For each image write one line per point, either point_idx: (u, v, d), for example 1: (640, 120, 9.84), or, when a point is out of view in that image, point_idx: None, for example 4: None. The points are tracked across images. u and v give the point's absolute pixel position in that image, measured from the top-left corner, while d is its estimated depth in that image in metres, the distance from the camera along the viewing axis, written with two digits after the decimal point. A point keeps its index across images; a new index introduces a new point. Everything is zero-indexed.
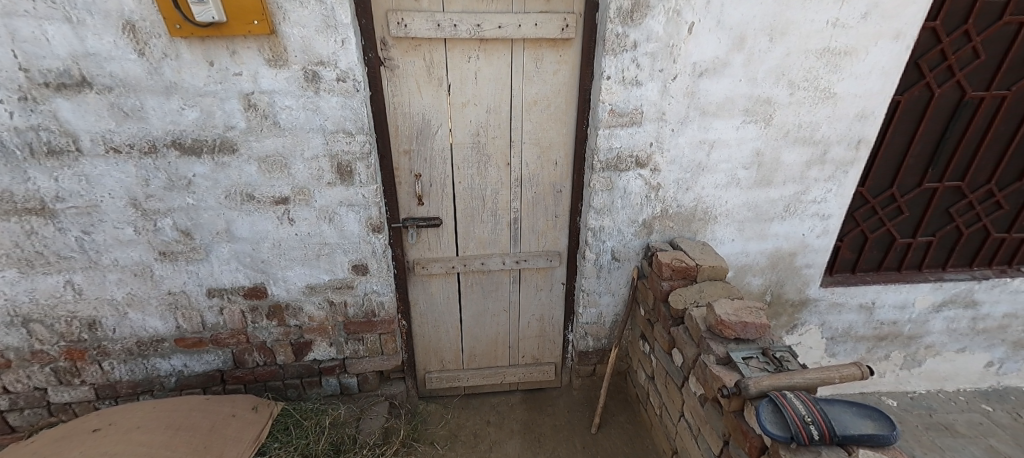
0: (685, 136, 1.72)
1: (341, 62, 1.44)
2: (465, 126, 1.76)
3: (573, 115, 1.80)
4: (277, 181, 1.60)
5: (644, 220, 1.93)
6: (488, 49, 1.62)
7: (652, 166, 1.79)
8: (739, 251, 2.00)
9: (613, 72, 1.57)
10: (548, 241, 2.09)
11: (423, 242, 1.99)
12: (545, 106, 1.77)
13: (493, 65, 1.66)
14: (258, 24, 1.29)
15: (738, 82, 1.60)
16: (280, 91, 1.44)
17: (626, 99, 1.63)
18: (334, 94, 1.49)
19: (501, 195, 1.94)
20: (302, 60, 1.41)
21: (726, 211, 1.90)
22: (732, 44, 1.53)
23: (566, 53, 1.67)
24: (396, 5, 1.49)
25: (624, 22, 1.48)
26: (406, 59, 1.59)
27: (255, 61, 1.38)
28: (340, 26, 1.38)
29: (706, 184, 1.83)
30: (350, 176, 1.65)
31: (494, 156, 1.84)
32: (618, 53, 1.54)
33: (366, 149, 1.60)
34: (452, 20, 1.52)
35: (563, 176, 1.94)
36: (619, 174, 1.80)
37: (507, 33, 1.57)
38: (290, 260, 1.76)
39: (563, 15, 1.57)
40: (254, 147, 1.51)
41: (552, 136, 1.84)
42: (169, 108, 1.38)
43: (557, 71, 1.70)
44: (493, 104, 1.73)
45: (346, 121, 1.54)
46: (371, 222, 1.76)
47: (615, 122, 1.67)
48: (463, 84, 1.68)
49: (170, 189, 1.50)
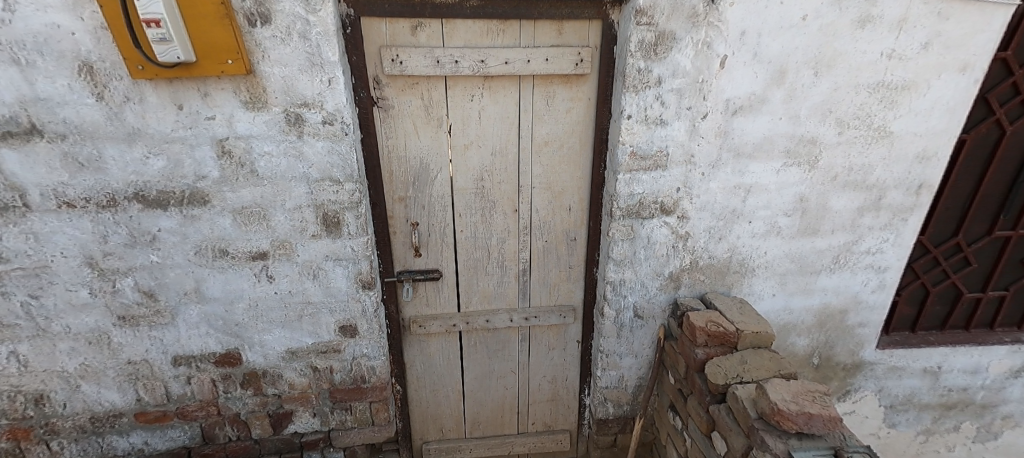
0: (717, 180, 1.51)
1: (327, 103, 1.28)
2: (468, 170, 1.58)
3: (588, 156, 1.62)
4: (254, 234, 1.41)
5: (670, 273, 1.69)
6: (494, 87, 1.46)
7: (679, 213, 1.57)
8: (781, 308, 1.75)
9: (634, 110, 1.39)
10: (560, 294, 1.86)
11: (420, 297, 1.77)
12: (557, 147, 1.59)
13: (499, 103, 1.49)
14: (232, 63, 1.14)
15: (778, 120, 1.41)
16: (258, 136, 1.28)
17: (650, 140, 1.44)
18: (320, 138, 1.32)
19: (508, 244, 1.73)
20: (284, 101, 1.25)
21: (765, 263, 1.66)
22: (770, 77, 1.34)
23: (580, 89, 1.50)
24: (390, 40, 1.34)
25: (647, 55, 1.32)
26: (402, 98, 1.43)
27: (230, 103, 1.22)
28: (326, 65, 1.23)
29: (741, 233, 1.60)
30: (337, 228, 1.46)
31: (500, 202, 1.65)
32: (640, 90, 1.37)
33: (355, 198, 1.42)
34: (453, 56, 1.36)
35: (578, 223, 1.74)
36: (641, 222, 1.59)
37: (515, 69, 1.41)
38: (268, 322, 1.54)
39: (576, 49, 1.41)
40: (228, 199, 1.34)
41: (565, 180, 1.65)
42: (132, 157, 1.21)
43: (570, 109, 1.53)
44: (498, 145, 1.56)
45: (333, 168, 1.37)
46: (361, 278, 1.55)
47: (637, 166, 1.48)
48: (465, 125, 1.51)
49: (133, 245, 1.32)
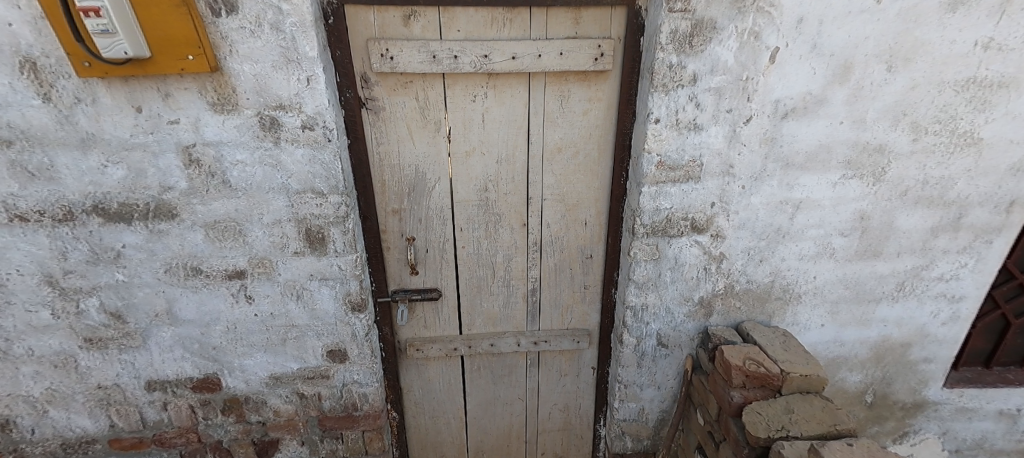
0: (761, 194, 1.29)
1: (307, 106, 1.11)
2: (471, 180, 1.40)
3: (607, 164, 1.42)
4: (229, 251, 1.26)
5: (701, 298, 1.48)
6: (500, 86, 1.27)
7: (713, 231, 1.37)
8: (830, 339, 1.53)
9: (663, 113, 1.19)
10: (573, 316, 1.68)
11: (417, 319, 1.60)
12: (571, 155, 1.39)
13: (506, 105, 1.30)
14: (193, 59, 0.99)
15: (838, 124, 1.18)
16: (229, 142, 1.12)
17: (681, 147, 1.24)
18: (299, 146, 1.16)
19: (515, 262, 1.56)
20: (257, 103, 1.10)
21: (813, 289, 1.44)
22: (832, 73, 1.11)
23: (599, 88, 1.30)
24: (379, 32, 1.16)
25: (680, 48, 1.11)
26: (394, 99, 1.25)
27: (195, 104, 1.07)
28: (304, 60, 1.06)
29: (787, 255, 1.38)
30: (322, 244, 1.30)
31: (507, 215, 1.47)
32: (670, 89, 1.16)
33: (341, 212, 1.26)
34: (452, 50, 1.18)
35: (594, 239, 1.55)
36: (668, 241, 1.40)
37: (524, 65, 1.21)
38: (249, 346, 1.40)
39: (596, 41, 1.20)
40: (199, 211, 1.19)
41: (580, 192, 1.46)
42: (87, 166, 1.07)
43: (587, 110, 1.33)
44: (505, 153, 1.37)
45: (315, 178, 1.21)
46: (350, 299, 1.39)
47: (665, 176, 1.29)
48: (467, 130, 1.32)
49: (95, 263, 1.19)
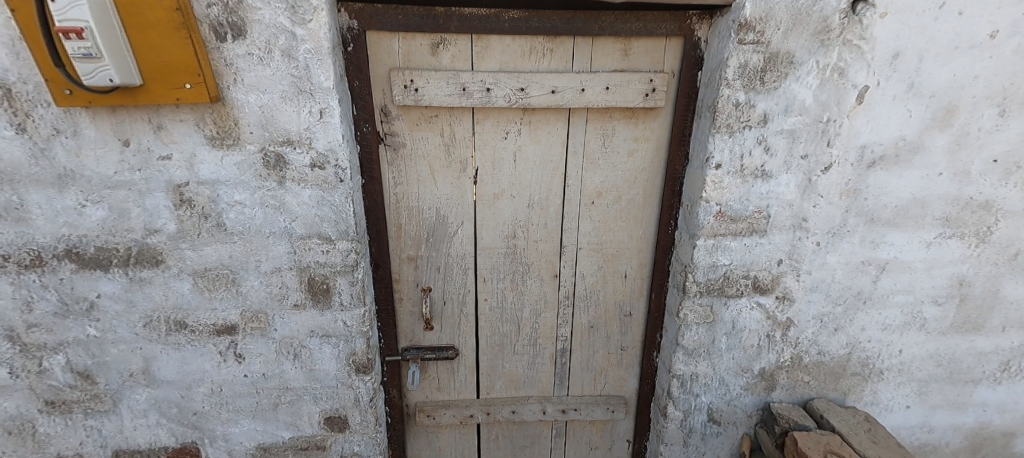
0: (839, 252, 1.10)
1: (318, 142, 0.98)
2: (498, 225, 1.24)
3: (652, 211, 1.25)
4: (219, 302, 1.09)
5: (762, 369, 1.27)
6: (535, 123, 1.12)
7: (779, 293, 1.17)
8: (917, 424, 1.31)
9: (726, 157, 1.03)
10: (607, 381, 1.48)
11: (430, 380, 1.41)
12: (613, 200, 1.23)
13: (541, 143, 1.15)
14: (191, 87, 0.86)
15: (936, 176, 1.00)
16: (227, 181, 0.98)
17: (745, 197, 1.07)
18: (307, 186, 1.01)
19: (544, 318, 1.37)
20: (261, 137, 0.96)
21: (897, 364, 1.23)
22: (932, 117, 0.95)
23: (647, 126, 1.14)
24: (403, 61, 1.03)
25: (749, 85, 0.95)
26: (416, 134, 1.11)
27: (190, 138, 0.93)
28: (317, 91, 0.93)
29: (867, 324, 1.18)
30: (326, 297, 1.13)
31: (537, 265, 1.30)
32: (736, 130, 1.00)
33: (350, 260, 1.10)
34: (484, 82, 1.04)
35: (635, 294, 1.37)
36: (725, 302, 1.20)
37: (565, 100, 1.07)
38: (235, 411, 1.21)
39: (648, 75, 1.06)
40: (187, 258, 1.02)
41: (621, 242, 1.29)
42: (63, 206, 0.93)
43: (633, 151, 1.17)
44: (538, 196, 1.21)
45: (323, 223, 1.05)
46: (355, 360, 1.20)
47: (725, 229, 1.11)
48: (496, 170, 1.17)
49: (64, 315, 1.02)
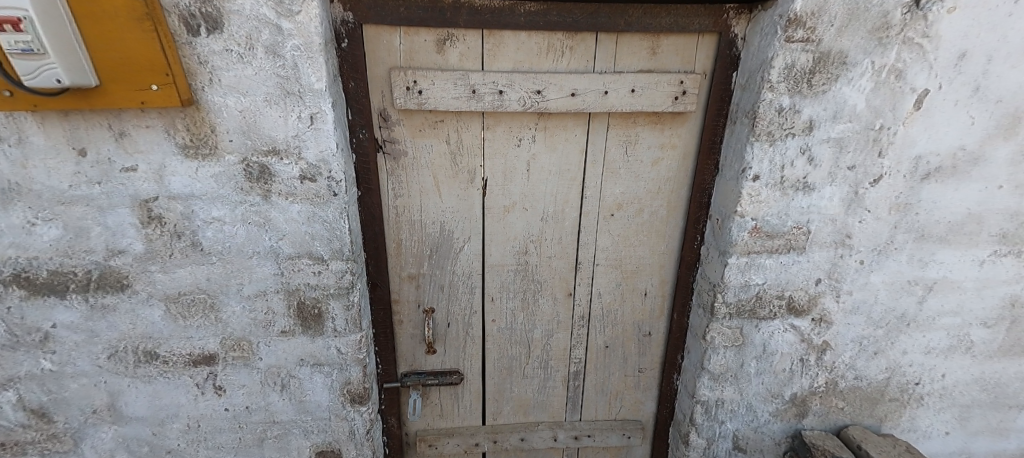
0: (884, 271, 1.01)
1: (308, 151, 0.86)
2: (508, 240, 1.13)
3: (676, 224, 1.15)
4: (195, 330, 0.96)
5: (793, 395, 1.17)
6: (551, 129, 1.01)
7: (816, 315, 1.07)
8: (955, 450, 1.22)
9: (764, 168, 0.93)
10: (623, 405, 1.38)
11: (432, 406, 1.30)
12: (634, 212, 1.13)
13: (558, 151, 1.04)
14: (158, 89, 0.73)
15: (996, 189, 0.92)
16: (202, 195, 0.85)
17: (784, 211, 0.97)
18: (296, 200, 0.89)
19: (556, 339, 1.27)
20: (242, 145, 0.83)
21: (939, 390, 1.14)
22: (995, 125, 0.87)
23: (673, 133, 1.04)
24: (405, 60, 0.92)
25: (795, 88, 0.85)
26: (419, 141, 0.99)
27: (159, 147, 0.81)
28: (307, 93, 0.82)
29: (910, 348, 1.09)
30: (317, 322, 1.01)
31: (550, 283, 1.20)
32: (777, 138, 0.90)
33: (345, 282, 0.98)
34: (497, 83, 0.93)
35: (655, 313, 1.27)
36: (756, 324, 1.10)
37: (586, 104, 0.96)
38: (215, 448, 1.08)
39: (678, 76, 0.95)
40: (157, 281, 0.90)
41: (641, 257, 1.19)
42: (9, 224, 0.80)
43: (658, 160, 1.07)
44: (552, 208, 1.10)
45: (314, 241, 0.93)
46: (350, 390, 1.08)
47: (759, 246, 1.01)
48: (507, 181, 1.06)
49: (14, 347, 0.89)
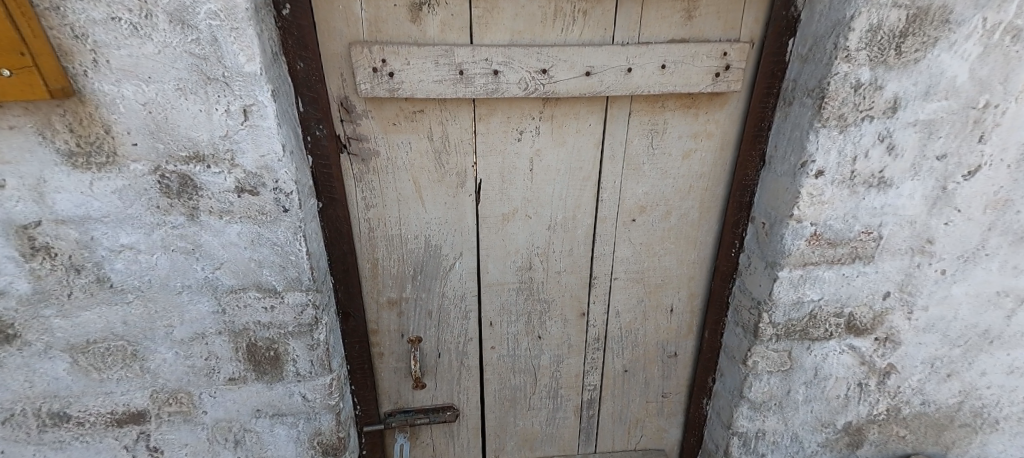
0: (969, 281, 0.83)
1: (244, 155, 0.65)
2: (509, 254, 0.94)
3: (709, 229, 0.96)
4: (117, 385, 0.76)
5: (847, 425, 1.00)
6: (560, 118, 0.81)
7: (881, 334, 0.89)
8: None
9: (832, 161, 0.73)
10: (644, 434, 1.20)
11: (422, 446, 1.11)
12: (660, 216, 0.94)
13: (568, 145, 0.84)
14: (12, 76, 0.51)
15: None
16: (103, 218, 0.64)
17: (850, 213, 0.78)
18: (233, 219, 0.69)
19: (567, 365, 1.08)
20: (151, 150, 0.62)
21: (1018, 413, 0.98)
22: None
23: (710, 118, 0.84)
24: (370, 32, 0.70)
25: (877, 57, 0.66)
26: (393, 138, 0.79)
27: (33, 154, 0.59)
28: (235, 78, 0.60)
29: (989, 368, 0.92)
30: (274, 366, 0.81)
31: (560, 302, 1.01)
32: (850, 123, 0.71)
33: (307, 316, 0.79)
34: (491, 60, 0.72)
35: (682, 331, 1.08)
36: (809, 346, 0.92)
37: (603, 85, 0.75)
38: None
39: (721, 46, 0.75)
40: (57, 329, 0.69)
41: (668, 269, 1.00)
42: None
43: (690, 152, 0.87)
44: (561, 215, 0.91)
45: (263, 269, 0.73)
46: (320, 441, 0.89)
47: (818, 255, 0.82)
48: (507, 183, 0.86)
49: None
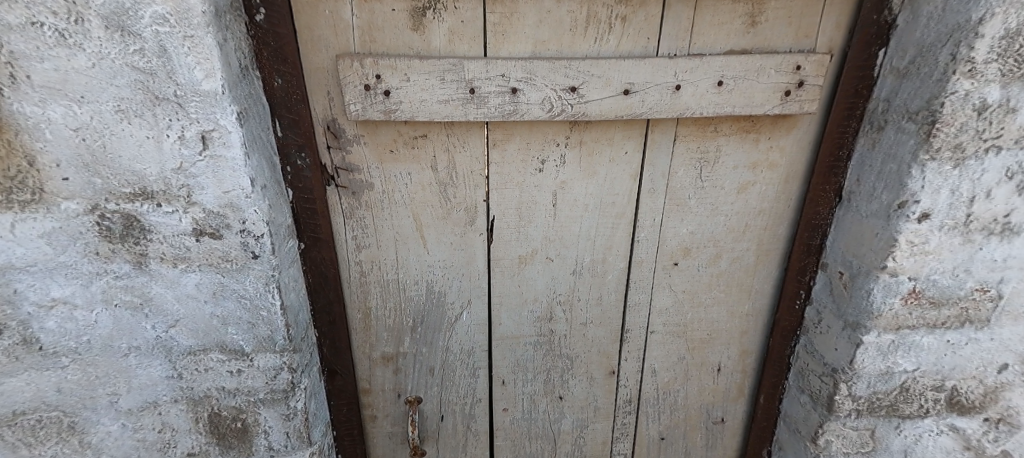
0: None
1: (203, 191, 0.53)
2: (526, 303, 0.79)
3: (768, 274, 0.81)
4: None
5: None
6: (590, 145, 0.67)
7: (994, 414, 0.71)
8: None
9: (943, 201, 0.57)
10: None
11: None
12: (708, 259, 0.78)
13: (599, 177, 0.70)
14: None
15: None
16: (29, 267, 0.52)
17: (961, 267, 0.62)
18: (190, 268, 0.56)
19: (593, 431, 0.92)
20: (87, 185, 0.50)
21: None
22: None
23: (774, 146, 0.70)
24: (363, 43, 0.58)
25: (1012, 71, 0.51)
26: (391, 168, 0.66)
27: None
28: (190, 97, 0.48)
29: None
30: (242, 440, 0.67)
31: (585, 357, 0.85)
32: (970, 155, 0.55)
33: (282, 382, 0.65)
34: (509, 75, 0.59)
35: (729, 393, 0.91)
36: (899, 426, 0.74)
37: (646, 106, 0.61)
38: None
39: (793, 58, 0.60)
40: None
41: (714, 321, 0.84)
42: None
43: (747, 185, 0.72)
44: (589, 258, 0.76)
45: (228, 326, 0.60)
46: None
47: (916, 317, 0.65)
48: (525, 221, 0.72)
49: None
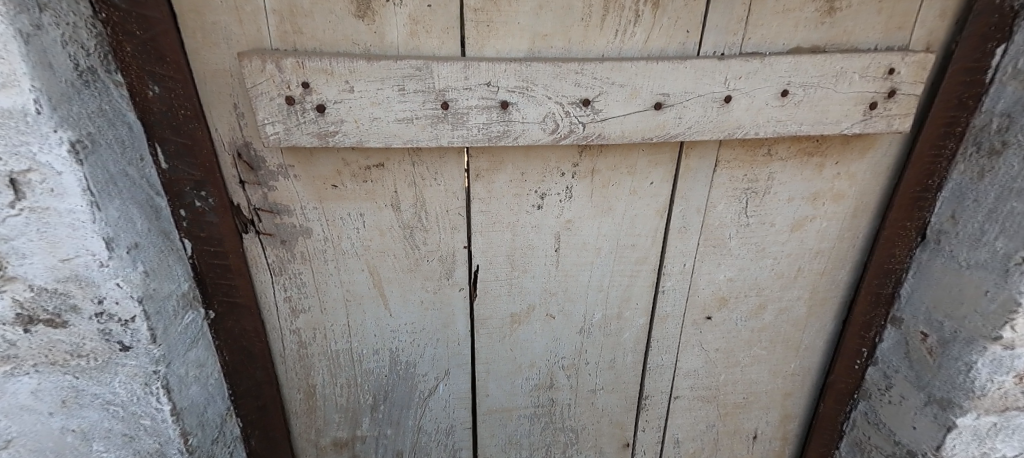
0: None
1: (25, 262, 0.33)
2: (520, 370, 0.62)
3: (820, 326, 0.65)
4: None
5: None
6: (605, 174, 0.50)
7: None
8: None
9: None
10: None
11: None
12: (750, 311, 0.62)
13: (617, 215, 0.53)
14: None
15: None
16: None
17: None
18: (20, 371, 0.37)
19: None
20: None
21: None
22: None
23: (841, 171, 0.54)
24: (282, 35, 0.40)
25: None
26: (333, 209, 0.48)
27: None
28: None
29: None
30: None
31: (594, 430, 0.68)
32: None
33: None
34: (497, 82, 0.41)
35: None
36: None
37: (683, 125, 0.45)
38: None
39: (883, 58, 0.44)
40: None
41: (752, 381, 0.68)
42: None
43: (805, 222, 0.57)
44: (601, 314, 0.60)
45: (90, 442, 0.41)
46: None
47: None
48: (518, 271, 0.55)
49: None
